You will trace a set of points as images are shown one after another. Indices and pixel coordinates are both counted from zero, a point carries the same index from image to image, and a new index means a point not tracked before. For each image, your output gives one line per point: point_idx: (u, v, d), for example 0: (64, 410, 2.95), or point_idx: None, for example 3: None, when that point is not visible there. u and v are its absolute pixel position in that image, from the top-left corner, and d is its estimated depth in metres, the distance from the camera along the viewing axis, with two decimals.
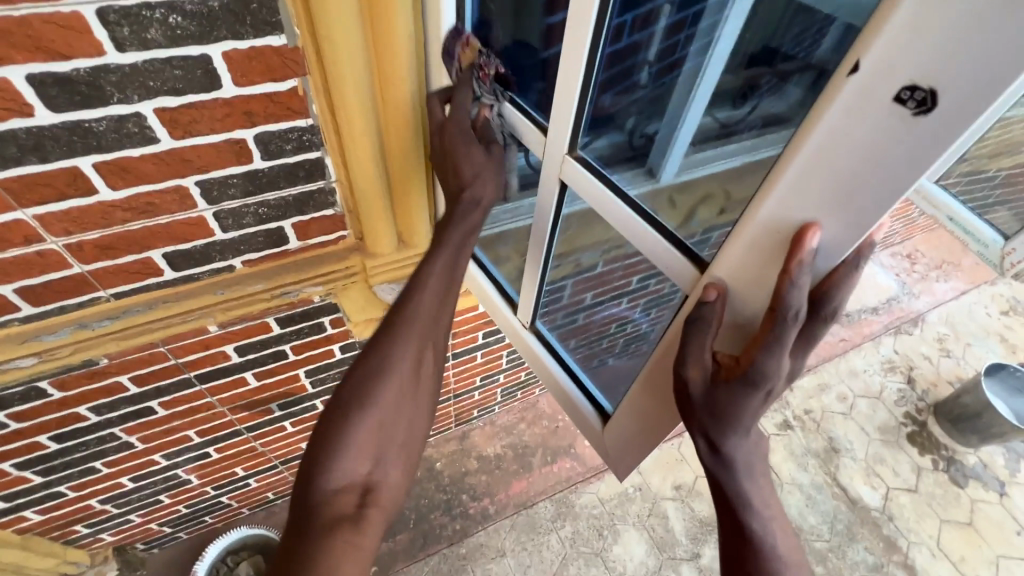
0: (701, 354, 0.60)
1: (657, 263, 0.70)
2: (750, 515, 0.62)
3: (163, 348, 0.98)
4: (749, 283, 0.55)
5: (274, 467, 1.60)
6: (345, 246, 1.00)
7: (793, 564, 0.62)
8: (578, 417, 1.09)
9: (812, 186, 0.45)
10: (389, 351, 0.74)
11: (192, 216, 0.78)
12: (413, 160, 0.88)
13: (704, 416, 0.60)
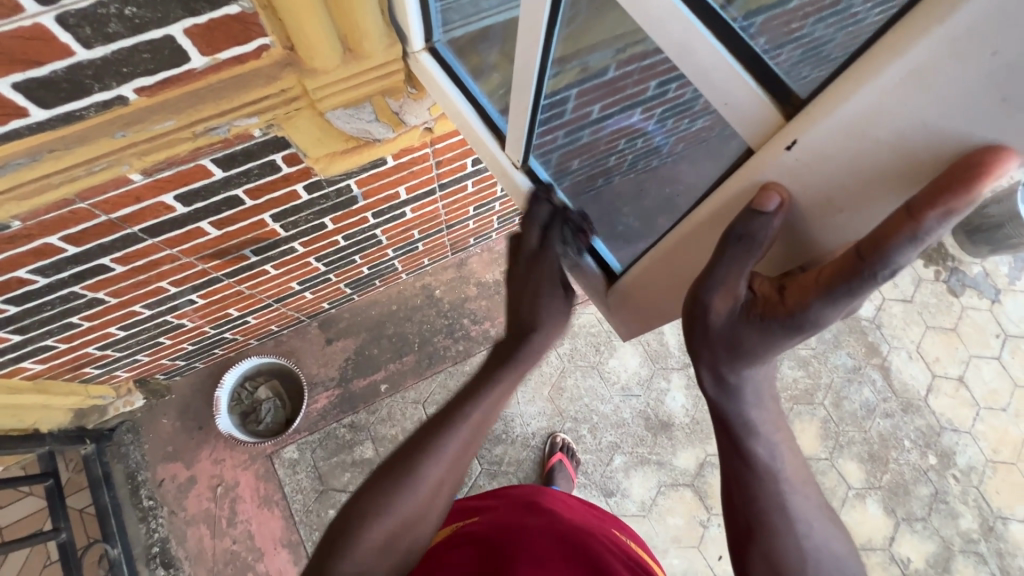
0: (735, 282, 0.52)
1: (708, 94, 0.49)
2: (756, 442, 0.61)
3: (84, 204, 0.81)
4: (841, 178, 0.42)
5: (269, 304, 1.58)
6: (271, 61, 0.74)
7: (797, 481, 0.63)
8: (578, 271, 1.01)
9: (963, 64, 0.31)
10: (427, 459, 0.79)
11: (27, 27, 0.54)
12: None
13: (719, 352, 0.56)
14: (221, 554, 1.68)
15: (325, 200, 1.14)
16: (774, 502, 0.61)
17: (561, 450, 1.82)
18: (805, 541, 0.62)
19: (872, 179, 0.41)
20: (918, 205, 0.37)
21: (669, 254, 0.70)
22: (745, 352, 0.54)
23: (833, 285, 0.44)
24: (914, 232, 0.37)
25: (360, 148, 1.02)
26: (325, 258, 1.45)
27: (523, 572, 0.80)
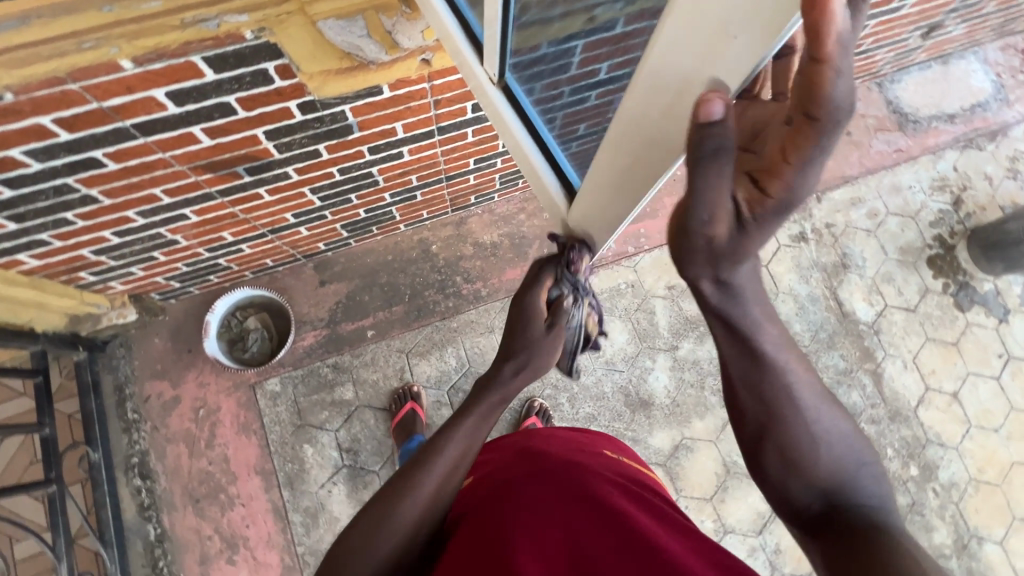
0: (720, 205, 0.55)
1: None
2: (758, 340, 0.70)
3: (75, 86, 0.83)
4: (731, 21, 0.47)
5: (264, 235, 1.60)
6: None
7: (801, 370, 0.72)
8: (542, 192, 1.04)
9: None
10: (403, 497, 0.79)
11: None
12: None
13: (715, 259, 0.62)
14: (197, 473, 1.74)
15: (320, 125, 1.15)
16: (782, 391, 0.71)
17: (536, 414, 1.83)
18: (815, 426, 0.71)
19: (749, 21, 0.46)
20: (818, 52, 0.41)
21: (620, 135, 0.74)
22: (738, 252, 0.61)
23: (801, 147, 0.49)
24: (835, 71, 0.42)
25: (355, 72, 1.01)
26: (321, 192, 1.47)
27: (525, 513, 0.76)
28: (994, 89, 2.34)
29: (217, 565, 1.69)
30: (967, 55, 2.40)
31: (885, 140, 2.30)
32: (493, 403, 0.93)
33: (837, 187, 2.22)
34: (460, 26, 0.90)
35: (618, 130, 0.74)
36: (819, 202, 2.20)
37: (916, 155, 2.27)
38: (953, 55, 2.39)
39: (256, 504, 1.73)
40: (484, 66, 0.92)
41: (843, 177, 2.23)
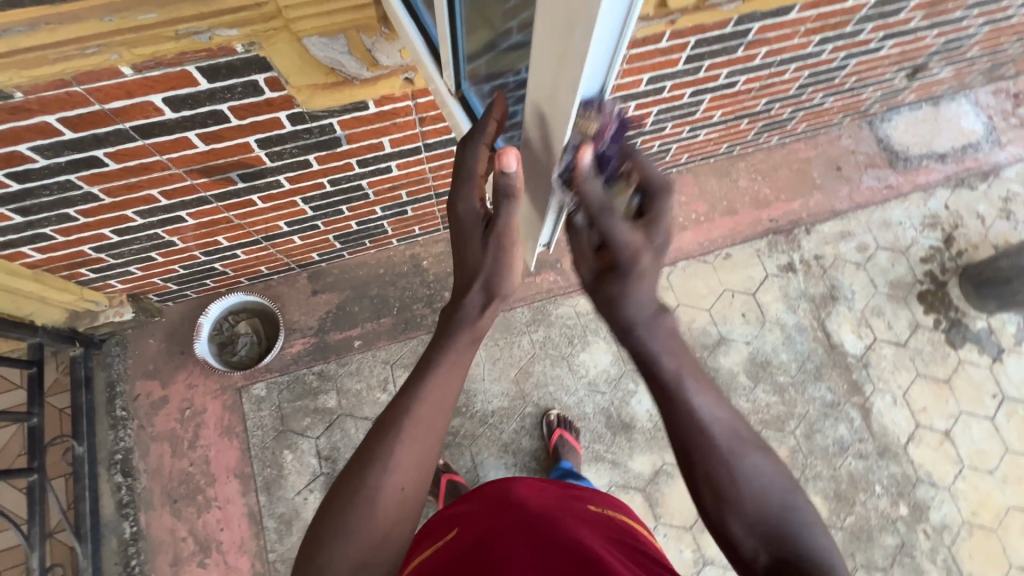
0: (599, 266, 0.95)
1: None
2: (691, 395, 0.83)
3: (79, 88, 0.91)
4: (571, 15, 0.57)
5: (258, 241, 1.67)
6: None
7: (717, 412, 0.84)
8: None
9: None
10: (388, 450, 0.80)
11: None
12: None
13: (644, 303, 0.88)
14: (177, 473, 1.76)
15: (309, 135, 1.23)
16: (719, 444, 0.80)
17: (560, 426, 1.85)
18: (746, 469, 0.79)
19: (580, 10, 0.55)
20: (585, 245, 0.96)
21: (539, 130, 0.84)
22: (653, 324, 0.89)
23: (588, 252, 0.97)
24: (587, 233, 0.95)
25: (340, 87, 1.09)
26: (313, 202, 1.54)
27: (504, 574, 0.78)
28: (986, 130, 2.37)
29: (188, 567, 1.69)
30: (958, 97, 2.44)
31: (874, 177, 2.33)
32: (467, 337, 0.92)
33: (826, 220, 2.24)
34: (424, 41, 0.94)
35: (533, 119, 0.85)
36: (808, 234, 2.22)
37: (907, 192, 2.29)
38: (944, 97, 2.44)
39: (232, 507, 1.74)
40: (444, 77, 0.97)
41: (832, 211, 2.26)
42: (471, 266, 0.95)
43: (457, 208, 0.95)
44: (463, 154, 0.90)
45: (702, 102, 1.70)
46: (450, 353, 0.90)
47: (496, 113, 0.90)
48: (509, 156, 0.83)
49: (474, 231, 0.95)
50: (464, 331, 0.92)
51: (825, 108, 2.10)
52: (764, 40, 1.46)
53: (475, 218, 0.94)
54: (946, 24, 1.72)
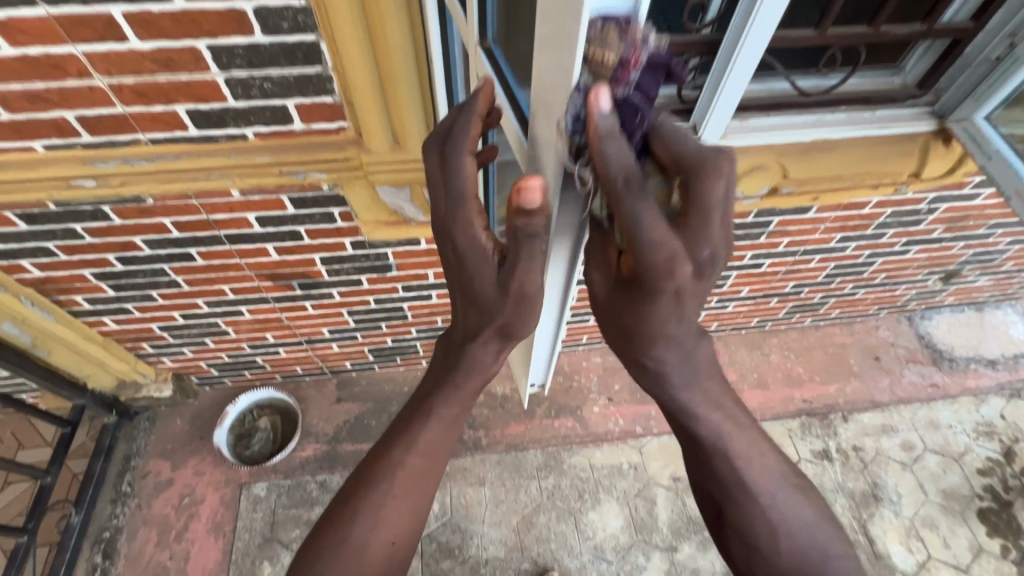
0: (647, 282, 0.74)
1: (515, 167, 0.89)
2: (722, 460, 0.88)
3: (195, 201, 1.15)
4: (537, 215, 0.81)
5: (300, 343, 1.81)
6: (345, 139, 1.08)
7: (750, 464, 0.90)
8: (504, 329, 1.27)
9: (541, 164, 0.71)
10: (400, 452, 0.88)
11: (207, 79, 0.93)
12: (404, 82, 0.97)
13: (679, 330, 0.75)
14: (153, 566, 1.70)
15: (365, 260, 1.42)
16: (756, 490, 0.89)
17: None
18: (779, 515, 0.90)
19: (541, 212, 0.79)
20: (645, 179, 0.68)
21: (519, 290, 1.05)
22: (690, 384, 0.83)
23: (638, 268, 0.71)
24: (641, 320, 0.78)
25: (399, 226, 1.28)
26: (356, 315, 1.69)
27: None
28: None
29: None
30: (1004, 306, 2.42)
31: (918, 373, 2.26)
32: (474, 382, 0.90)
33: (866, 410, 2.14)
34: None
35: None
36: (846, 421, 2.11)
37: (955, 394, 2.19)
38: (989, 304, 2.42)
39: None
40: None
41: (872, 401, 2.17)
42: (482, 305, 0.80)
43: (457, 252, 0.77)
44: (449, 174, 0.72)
45: (728, 276, 1.81)
46: (452, 401, 0.89)
47: (478, 110, 0.72)
48: (530, 182, 0.71)
49: (482, 272, 0.77)
50: (468, 380, 0.89)
51: (858, 297, 2.14)
52: (785, 231, 1.59)
53: (482, 253, 0.76)
54: (970, 238, 1.81)
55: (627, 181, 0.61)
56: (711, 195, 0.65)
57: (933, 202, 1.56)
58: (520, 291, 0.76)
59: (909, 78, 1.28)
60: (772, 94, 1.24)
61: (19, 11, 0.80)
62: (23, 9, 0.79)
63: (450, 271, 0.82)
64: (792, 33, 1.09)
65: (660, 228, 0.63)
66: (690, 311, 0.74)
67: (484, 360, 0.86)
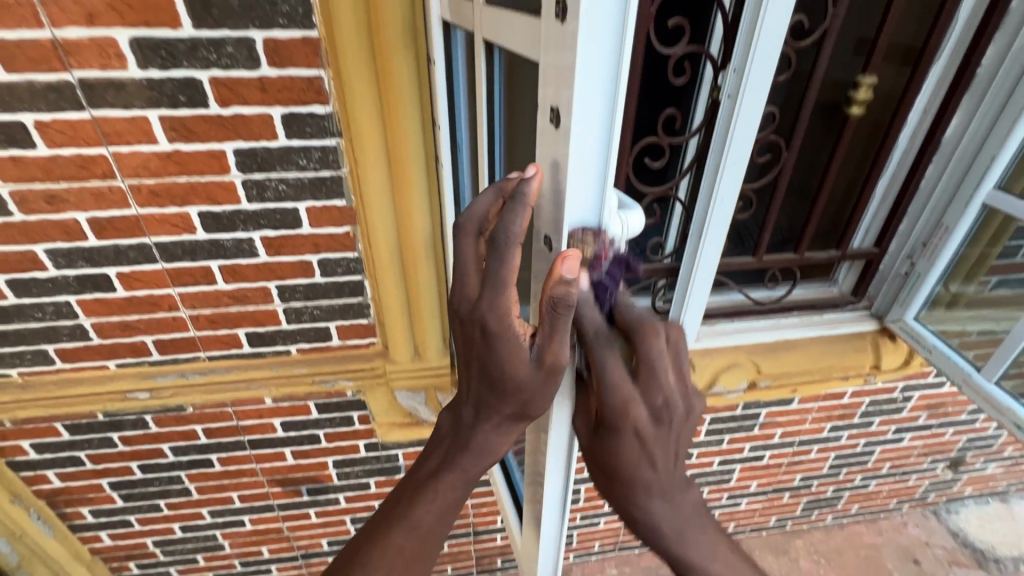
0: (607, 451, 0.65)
1: None
2: None
3: (230, 408, 1.27)
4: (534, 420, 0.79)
5: (295, 559, 1.70)
6: (372, 351, 1.26)
7: None
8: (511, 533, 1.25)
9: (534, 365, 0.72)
10: (387, 546, 0.65)
11: (269, 308, 1.14)
12: (428, 305, 1.19)
13: (652, 484, 0.67)
14: None
15: (376, 461, 1.47)
16: None
17: None
18: None
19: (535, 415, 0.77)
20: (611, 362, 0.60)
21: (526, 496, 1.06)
22: (683, 537, 0.69)
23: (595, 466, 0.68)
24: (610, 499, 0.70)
25: (413, 427, 1.37)
26: (359, 523, 1.64)
27: None
28: None
29: None
30: None
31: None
32: (472, 457, 0.67)
33: None
34: None
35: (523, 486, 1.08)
36: None
37: None
38: (1012, 494, 2.34)
39: None
40: None
41: None
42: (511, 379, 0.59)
43: (481, 327, 0.57)
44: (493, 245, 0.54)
45: (733, 470, 1.82)
46: (459, 483, 0.67)
47: (530, 199, 0.54)
48: (567, 261, 0.52)
49: (513, 357, 0.57)
50: (482, 458, 0.67)
51: (872, 489, 2.09)
52: (776, 422, 1.67)
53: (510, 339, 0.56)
54: (957, 423, 1.88)
55: (597, 335, 0.57)
56: (653, 358, 0.58)
57: (905, 390, 1.68)
58: (555, 372, 0.58)
59: (845, 286, 1.53)
60: (730, 302, 1.48)
61: (140, 265, 1.04)
62: (144, 264, 1.04)
63: (465, 349, 0.63)
64: (734, 259, 1.37)
65: (620, 390, 0.59)
66: (666, 454, 0.66)
67: (503, 440, 0.66)
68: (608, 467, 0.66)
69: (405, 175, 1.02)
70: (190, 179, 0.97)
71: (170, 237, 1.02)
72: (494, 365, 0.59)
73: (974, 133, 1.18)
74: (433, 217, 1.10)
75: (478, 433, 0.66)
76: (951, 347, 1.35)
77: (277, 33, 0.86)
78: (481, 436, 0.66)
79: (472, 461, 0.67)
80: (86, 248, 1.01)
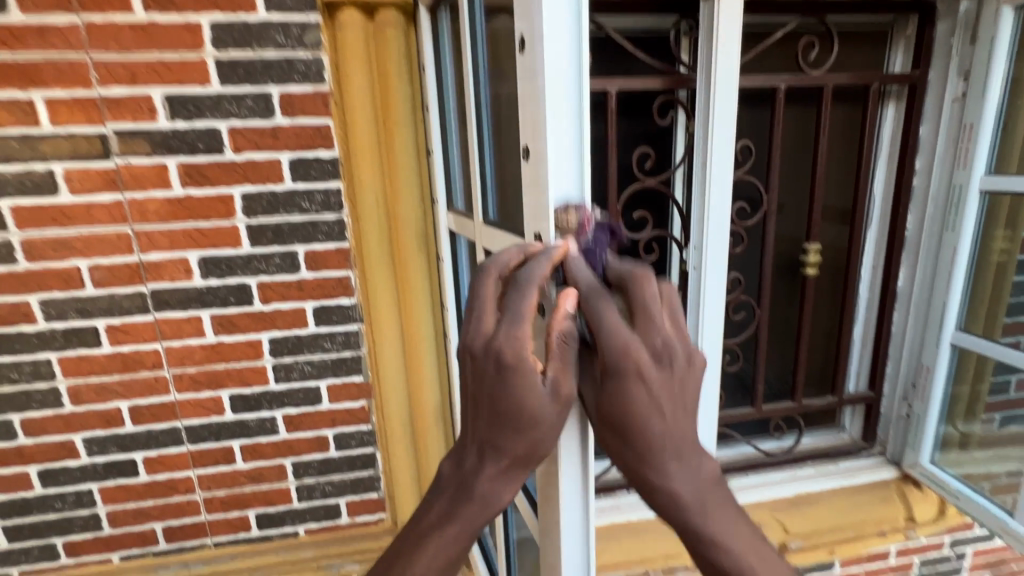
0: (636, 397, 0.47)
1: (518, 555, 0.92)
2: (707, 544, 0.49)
3: None
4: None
5: None
6: (380, 529, 1.23)
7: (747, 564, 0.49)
8: None
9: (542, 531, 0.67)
10: None
11: (282, 486, 1.16)
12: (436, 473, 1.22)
13: (669, 440, 0.48)
14: None
15: None
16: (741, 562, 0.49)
17: None
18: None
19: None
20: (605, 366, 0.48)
21: None
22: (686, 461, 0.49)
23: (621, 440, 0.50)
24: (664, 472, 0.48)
25: None
26: None
27: None
28: None
29: None
30: None
31: None
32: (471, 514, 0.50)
33: None
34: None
35: None
36: None
37: None
38: None
39: None
40: None
41: None
42: (514, 411, 0.47)
43: (496, 357, 0.47)
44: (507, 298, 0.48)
45: None
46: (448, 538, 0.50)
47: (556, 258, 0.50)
48: (568, 299, 0.49)
49: (525, 396, 0.47)
50: (484, 511, 0.50)
51: None
52: None
53: (521, 370, 0.47)
54: None
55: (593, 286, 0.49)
56: (650, 304, 0.48)
57: (956, 547, 1.54)
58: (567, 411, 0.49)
59: (855, 432, 1.54)
60: (741, 455, 1.48)
61: (167, 448, 1.10)
62: (171, 446, 1.10)
63: (473, 382, 0.50)
64: (735, 412, 1.41)
65: (619, 331, 0.47)
66: (686, 409, 0.49)
67: (507, 495, 0.50)
68: (616, 404, 0.48)
69: (419, 351, 1.17)
70: (227, 365, 1.08)
71: (200, 420, 1.10)
72: (499, 401, 0.48)
73: (919, 286, 1.33)
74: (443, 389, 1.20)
75: (482, 480, 0.50)
76: (980, 495, 1.28)
77: (316, 245, 1.05)
78: (501, 482, 0.50)
79: (478, 512, 0.50)
80: (121, 434, 1.08)
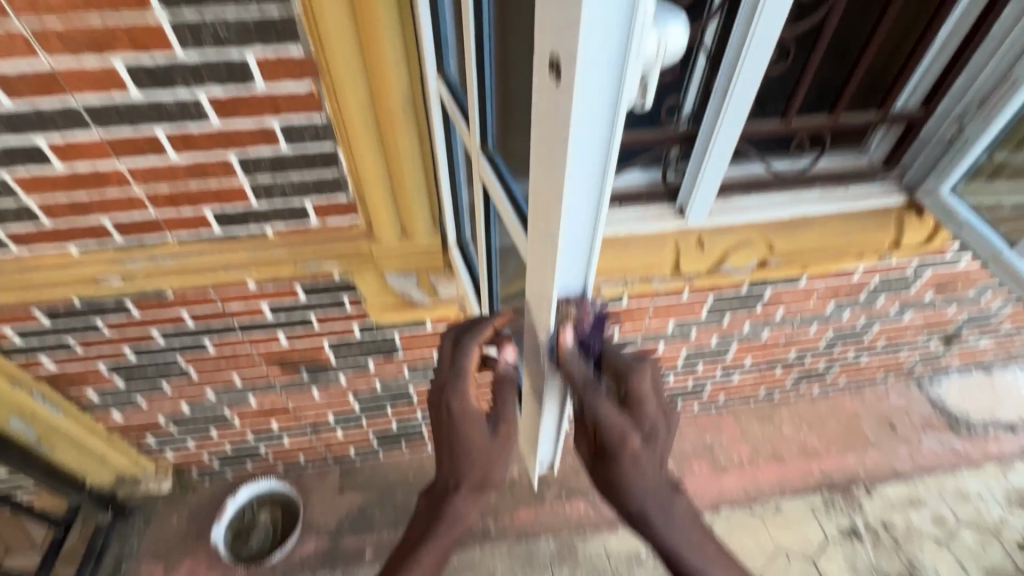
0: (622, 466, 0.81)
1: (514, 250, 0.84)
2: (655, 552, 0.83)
3: (213, 293, 1.22)
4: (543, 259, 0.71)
5: (305, 429, 1.78)
6: (356, 232, 1.17)
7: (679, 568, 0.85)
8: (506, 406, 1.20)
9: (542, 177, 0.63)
10: None
11: (234, 183, 1.03)
12: (411, 179, 1.07)
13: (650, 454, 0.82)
14: None
15: (373, 342, 1.45)
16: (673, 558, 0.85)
17: None
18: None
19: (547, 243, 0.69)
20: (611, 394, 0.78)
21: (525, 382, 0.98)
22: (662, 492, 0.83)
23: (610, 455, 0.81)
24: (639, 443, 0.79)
25: (406, 310, 1.32)
26: (362, 399, 1.68)
27: None
28: None
29: None
30: (1009, 366, 2.40)
31: (937, 439, 2.20)
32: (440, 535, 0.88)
33: (889, 482, 2.06)
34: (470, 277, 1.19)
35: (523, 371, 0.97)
36: (869, 494, 2.03)
37: (978, 460, 2.12)
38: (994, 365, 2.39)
39: None
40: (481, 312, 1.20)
41: (893, 472, 2.09)
42: (468, 442, 0.88)
43: (446, 402, 0.90)
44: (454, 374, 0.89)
45: (730, 347, 1.84)
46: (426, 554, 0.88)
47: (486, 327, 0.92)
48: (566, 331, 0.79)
49: (473, 425, 0.89)
50: (456, 525, 0.90)
51: (862, 363, 2.14)
52: (780, 300, 1.64)
53: (470, 406, 0.89)
54: (962, 300, 1.86)
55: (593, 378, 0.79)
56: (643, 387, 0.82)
57: (919, 268, 1.62)
58: (507, 431, 0.92)
59: (875, 155, 1.38)
60: (748, 175, 1.35)
61: (73, 133, 0.92)
62: (77, 131, 0.92)
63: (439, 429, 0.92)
64: (760, 125, 1.21)
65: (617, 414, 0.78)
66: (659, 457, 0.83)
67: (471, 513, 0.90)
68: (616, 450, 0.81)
69: (376, 17, 0.84)
70: (104, 18, 0.80)
71: (99, 97, 0.88)
72: (460, 460, 0.89)
73: None
74: (412, 78, 0.94)
75: (452, 508, 0.89)
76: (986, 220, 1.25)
77: None
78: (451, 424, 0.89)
79: (453, 526, 0.89)
80: (4, 112, 0.88)
